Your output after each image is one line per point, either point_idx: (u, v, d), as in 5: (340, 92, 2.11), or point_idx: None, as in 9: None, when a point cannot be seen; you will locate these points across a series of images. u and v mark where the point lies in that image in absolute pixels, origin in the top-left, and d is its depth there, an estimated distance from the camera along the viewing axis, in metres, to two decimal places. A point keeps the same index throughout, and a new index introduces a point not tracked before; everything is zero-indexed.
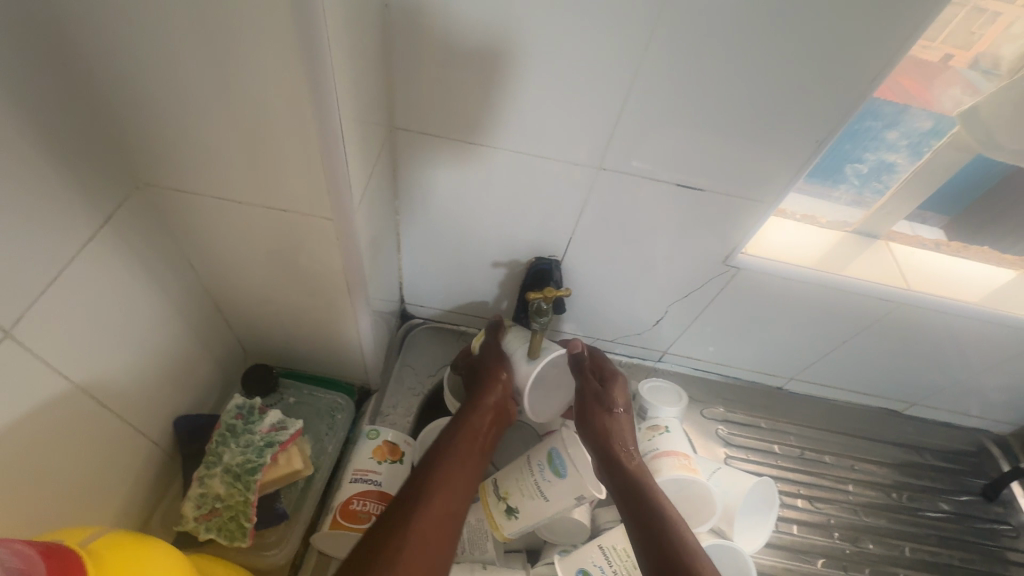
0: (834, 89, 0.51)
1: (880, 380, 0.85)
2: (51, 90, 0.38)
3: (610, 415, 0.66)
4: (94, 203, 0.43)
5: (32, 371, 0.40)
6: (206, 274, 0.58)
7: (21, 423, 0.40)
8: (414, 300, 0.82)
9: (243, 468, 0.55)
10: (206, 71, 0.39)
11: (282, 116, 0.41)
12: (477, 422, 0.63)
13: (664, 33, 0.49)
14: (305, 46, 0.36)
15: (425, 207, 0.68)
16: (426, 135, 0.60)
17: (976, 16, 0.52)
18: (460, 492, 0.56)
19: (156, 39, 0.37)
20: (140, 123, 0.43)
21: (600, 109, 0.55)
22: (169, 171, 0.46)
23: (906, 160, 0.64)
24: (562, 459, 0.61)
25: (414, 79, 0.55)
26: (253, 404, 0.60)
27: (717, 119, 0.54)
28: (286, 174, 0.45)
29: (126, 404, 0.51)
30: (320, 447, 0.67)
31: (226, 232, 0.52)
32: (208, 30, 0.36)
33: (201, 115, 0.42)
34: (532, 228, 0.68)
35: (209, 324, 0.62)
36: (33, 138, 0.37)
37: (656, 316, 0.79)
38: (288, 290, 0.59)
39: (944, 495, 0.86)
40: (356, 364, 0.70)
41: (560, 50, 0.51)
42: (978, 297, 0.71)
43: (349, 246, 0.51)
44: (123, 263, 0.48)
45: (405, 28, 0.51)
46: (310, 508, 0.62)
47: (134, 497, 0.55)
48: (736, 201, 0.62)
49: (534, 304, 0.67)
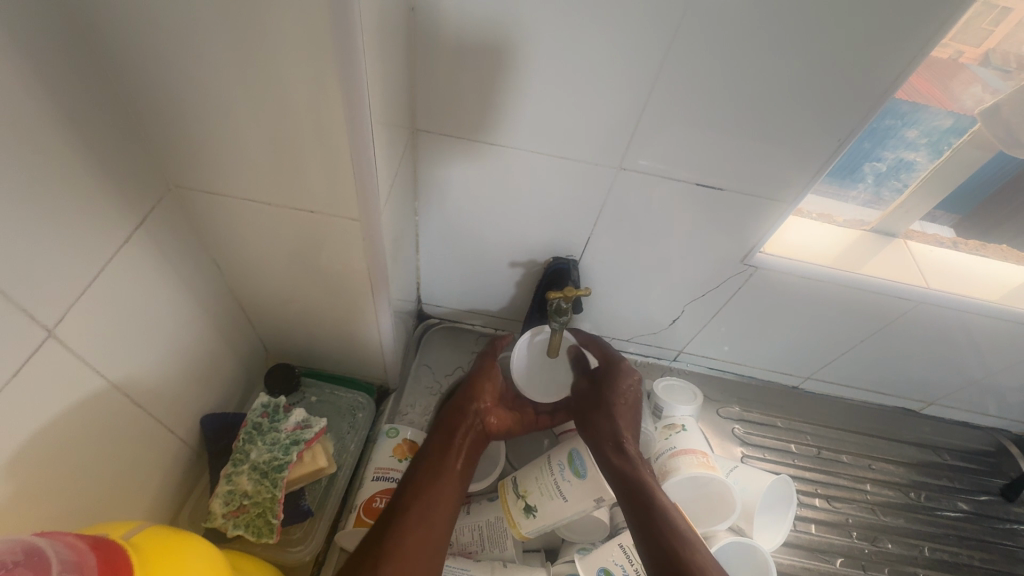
0: (854, 90, 0.51)
1: (899, 379, 0.85)
2: (89, 96, 0.39)
3: (604, 415, 0.67)
4: (129, 206, 0.44)
5: (72, 370, 0.41)
6: (232, 275, 0.59)
7: (61, 421, 0.41)
8: (431, 300, 0.83)
9: (271, 465, 0.57)
10: (240, 76, 0.39)
11: (314, 121, 0.42)
12: (459, 433, 0.65)
13: (685, 36, 0.49)
14: (338, 51, 0.37)
15: (444, 207, 0.68)
16: (447, 136, 0.60)
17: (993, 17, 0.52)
18: (444, 500, 0.57)
19: (193, 47, 0.38)
20: (174, 126, 0.44)
21: (620, 110, 0.56)
22: (201, 173, 0.47)
23: (926, 158, 0.64)
24: (582, 460, 0.61)
25: (436, 81, 0.56)
26: (278, 403, 0.61)
27: (738, 120, 0.55)
28: (315, 177, 0.46)
29: (156, 402, 0.52)
30: (341, 445, 0.67)
31: (253, 233, 0.53)
32: (244, 37, 0.37)
33: (234, 119, 0.42)
34: (551, 228, 0.69)
35: (234, 324, 0.63)
36: (72, 143, 0.38)
37: (672, 316, 0.80)
38: (311, 290, 0.60)
39: (963, 495, 0.86)
40: (376, 364, 0.71)
41: (581, 51, 0.51)
42: (999, 295, 0.71)
43: (374, 247, 0.52)
44: (155, 264, 0.49)
45: (428, 31, 0.52)
46: (333, 506, 0.62)
47: (163, 493, 0.56)
48: (757, 200, 0.62)
49: (554, 304, 0.66)
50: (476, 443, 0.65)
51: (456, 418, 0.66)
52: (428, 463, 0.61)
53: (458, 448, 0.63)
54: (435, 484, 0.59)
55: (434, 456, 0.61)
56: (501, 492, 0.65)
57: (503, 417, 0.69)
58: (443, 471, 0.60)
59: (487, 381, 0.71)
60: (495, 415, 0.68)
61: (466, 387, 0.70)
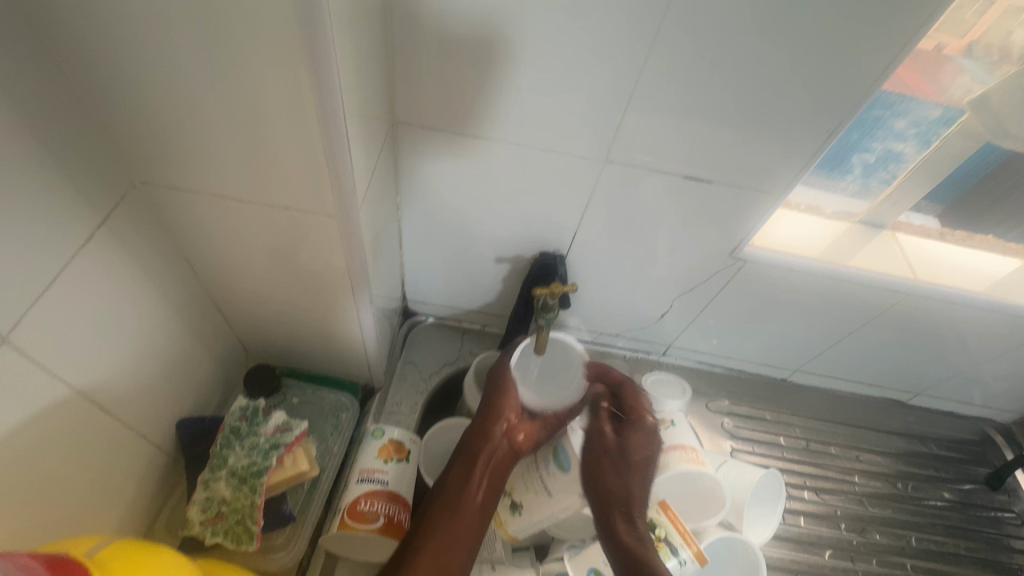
0: (843, 81, 0.50)
1: (886, 370, 0.85)
2: (40, 86, 0.37)
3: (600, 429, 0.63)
4: (88, 203, 0.42)
5: (31, 377, 0.39)
6: (206, 275, 0.57)
7: (22, 430, 0.39)
8: (416, 296, 0.81)
9: (248, 471, 0.55)
10: (202, 66, 0.37)
11: (285, 112, 0.40)
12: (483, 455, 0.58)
13: (670, 26, 0.48)
14: (307, 34, 0.34)
15: (426, 203, 0.67)
16: (428, 129, 0.59)
17: (990, 1, 0.51)
18: (460, 541, 0.52)
19: (150, 34, 0.36)
20: (136, 119, 0.41)
21: (604, 103, 0.54)
22: (165, 169, 0.45)
23: (914, 149, 0.64)
24: (567, 454, 0.57)
25: (415, 71, 0.54)
26: (256, 406, 0.59)
27: (724, 112, 0.54)
28: (289, 171, 0.44)
29: (127, 408, 0.50)
30: (325, 448, 0.66)
31: (224, 230, 0.51)
32: (203, 24, 0.35)
33: (198, 109, 0.40)
34: (537, 223, 0.67)
35: (211, 325, 0.61)
36: (24, 135, 0.36)
37: (661, 310, 0.79)
38: (290, 289, 0.58)
39: (948, 484, 0.86)
40: (359, 363, 0.69)
41: (567, 41, 0.50)
42: (985, 287, 0.71)
43: (353, 244, 0.50)
44: (121, 264, 0.46)
45: (405, 19, 0.50)
46: (317, 509, 0.61)
47: (138, 501, 0.54)
48: (744, 193, 0.61)
49: (540, 300, 0.67)
50: (503, 467, 0.58)
51: (478, 443, 0.59)
52: (447, 494, 0.56)
53: (481, 477, 0.57)
54: (451, 518, 0.54)
55: (451, 487, 0.56)
56: None
57: (533, 430, 0.61)
58: (461, 505, 0.55)
59: (507, 391, 0.63)
60: (523, 432, 0.60)
61: (486, 402, 0.63)
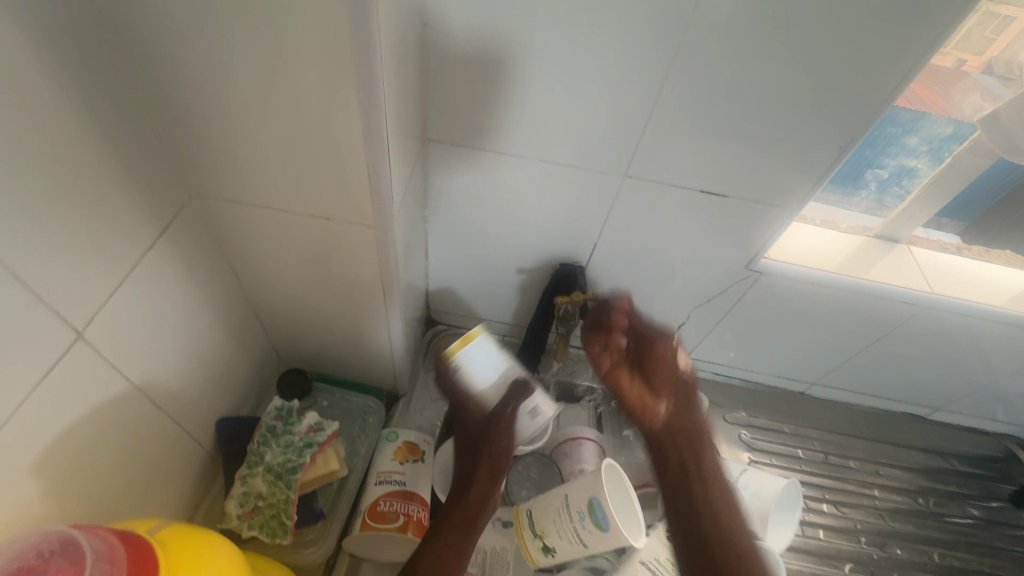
0: (850, 101, 0.53)
1: (906, 384, 0.85)
2: (118, 109, 0.41)
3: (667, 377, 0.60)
4: (151, 215, 0.46)
5: (97, 370, 0.42)
6: (247, 282, 0.60)
7: (87, 420, 0.42)
8: (439, 306, 0.84)
9: (284, 467, 0.58)
10: (260, 88, 0.41)
11: (332, 131, 0.43)
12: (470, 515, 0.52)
13: (688, 48, 0.50)
14: (356, 58, 0.38)
15: (452, 216, 0.70)
16: (458, 147, 0.62)
17: (1008, 21, 0.54)
18: None
19: (215, 61, 0.40)
20: (196, 137, 0.45)
21: (625, 121, 0.57)
22: (219, 181, 0.49)
23: (927, 165, 0.65)
24: (604, 512, 0.54)
25: (448, 93, 0.58)
26: (291, 406, 0.62)
27: (738, 129, 0.56)
28: (331, 185, 0.48)
29: (175, 405, 0.53)
30: (353, 449, 0.69)
31: (267, 240, 0.54)
32: (263, 51, 0.39)
33: (253, 129, 0.44)
34: (557, 234, 0.70)
35: (249, 330, 0.65)
36: (100, 152, 0.40)
37: (677, 322, 0.80)
38: (324, 296, 0.61)
39: (973, 501, 0.85)
40: (386, 369, 0.72)
41: (589, 62, 0.53)
42: (1004, 300, 0.72)
43: (386, 252, 0.53)
44: (175, 270, 0.50)
45: (441, 46, 0.54)
46: (345, 507, 0.64)
47: (180, 495, 0.57)
48: (758, 207, 0.63)
49: (563, 309, 0.71)
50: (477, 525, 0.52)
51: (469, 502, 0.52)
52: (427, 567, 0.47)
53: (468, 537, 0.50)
54: None
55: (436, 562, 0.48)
56: (516, 521, 0.62)
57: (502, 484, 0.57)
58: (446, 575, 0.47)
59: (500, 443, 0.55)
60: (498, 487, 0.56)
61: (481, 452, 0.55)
